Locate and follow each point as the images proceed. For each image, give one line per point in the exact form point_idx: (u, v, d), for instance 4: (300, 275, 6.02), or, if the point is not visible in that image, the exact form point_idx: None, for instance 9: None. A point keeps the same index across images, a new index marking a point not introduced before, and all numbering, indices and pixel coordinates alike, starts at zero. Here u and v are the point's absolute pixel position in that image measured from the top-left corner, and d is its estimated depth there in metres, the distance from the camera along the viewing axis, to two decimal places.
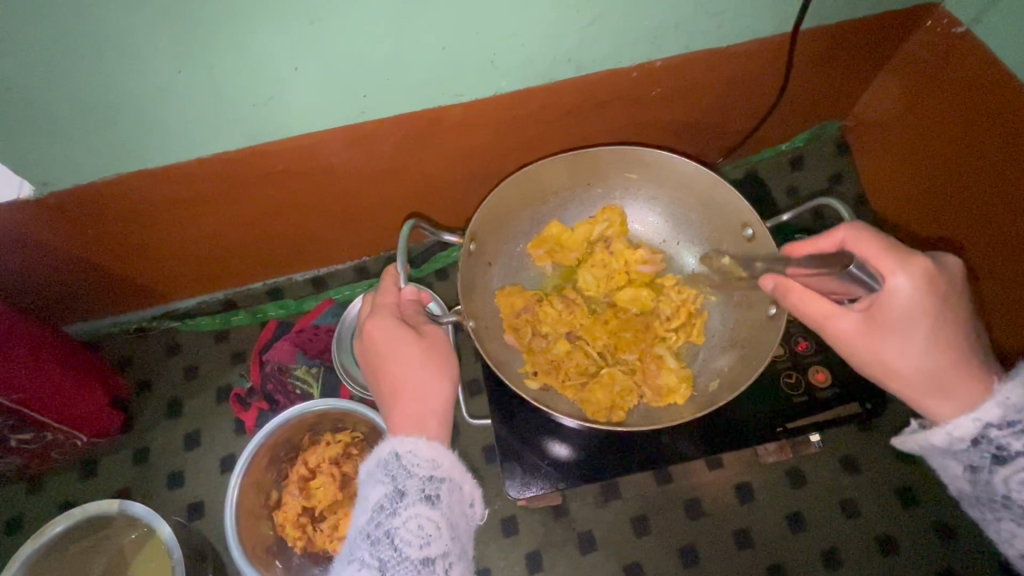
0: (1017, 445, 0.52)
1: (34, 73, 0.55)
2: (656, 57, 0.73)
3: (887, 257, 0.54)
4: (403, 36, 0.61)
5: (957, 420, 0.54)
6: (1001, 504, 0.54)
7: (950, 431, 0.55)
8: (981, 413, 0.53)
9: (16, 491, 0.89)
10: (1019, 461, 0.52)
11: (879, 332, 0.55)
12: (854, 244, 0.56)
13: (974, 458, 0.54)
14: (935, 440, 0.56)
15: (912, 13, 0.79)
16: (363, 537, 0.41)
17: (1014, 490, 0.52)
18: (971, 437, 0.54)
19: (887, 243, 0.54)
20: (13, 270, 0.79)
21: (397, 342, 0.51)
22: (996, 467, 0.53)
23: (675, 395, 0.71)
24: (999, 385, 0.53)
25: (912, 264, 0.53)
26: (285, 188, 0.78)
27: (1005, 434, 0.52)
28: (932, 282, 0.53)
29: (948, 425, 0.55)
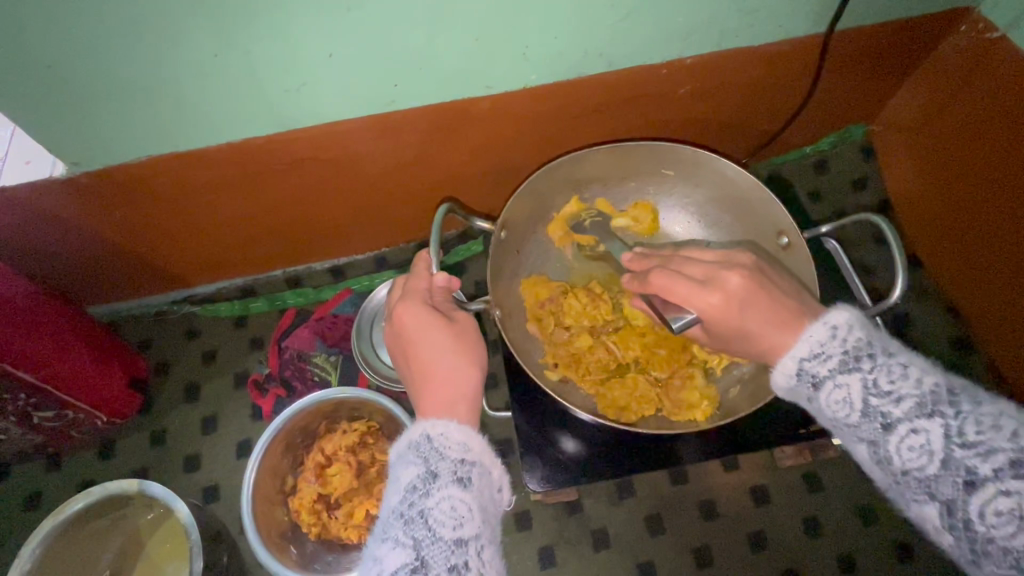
0: (826, 369, 0.50)
1: (75, 52, 0.56)
2: (686, 54, 0.73)
3: (688, 288, 0.55)
4: (439, 26, 0.61)
5: (781, 362, 0.52)
6: (835, 428, 0.51)
7: (782, 373, 0.52)
8: (794, 350, 0.51)
9: (35, 468, 0.90)
10: (829, 385, 0.49)
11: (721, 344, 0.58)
12: (656, 285, 0.57)
13: (803, 391, 0.52)
14: (774, 382, 0.53)
15: (945, 18, 0.78)
16: (397, 517, 0.42)
17: (835, 411, 0.50)
18: (794, 372, 0.51)
19: (687, 286, 0.55)
20: (40, 248, 0.80)
21: (429, 328, 0.53)
22: (817, 394, 0.50)
23: (696, 410, 0.70)
24: (810, 324, 0.51)
25: (702, 298, 0.54)
26: (312, 174, 0.79)
27: (814, 363, 0.50)
28: (732, 297, 0.53)
29: (777, 369, 0.52)
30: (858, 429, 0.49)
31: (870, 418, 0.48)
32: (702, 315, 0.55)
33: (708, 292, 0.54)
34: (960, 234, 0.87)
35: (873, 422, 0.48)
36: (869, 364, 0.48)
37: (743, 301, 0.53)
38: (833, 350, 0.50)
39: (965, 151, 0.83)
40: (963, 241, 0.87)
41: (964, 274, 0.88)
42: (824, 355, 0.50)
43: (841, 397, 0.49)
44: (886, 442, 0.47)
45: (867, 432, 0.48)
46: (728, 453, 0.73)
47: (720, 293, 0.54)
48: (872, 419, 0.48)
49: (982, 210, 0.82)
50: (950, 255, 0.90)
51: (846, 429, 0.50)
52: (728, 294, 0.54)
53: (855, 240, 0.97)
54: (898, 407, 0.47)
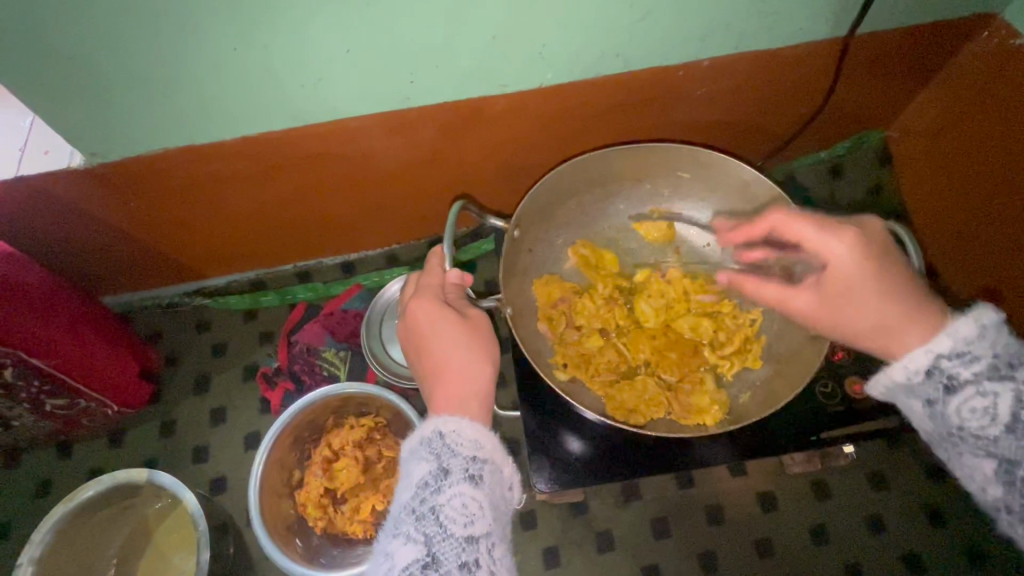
0: (970, 372, 0.49)
1: (96, 42, 0.56)
2: (704, 56, 0.73)
3: (821, 230, 0.54)
4: (456, 23, 0.61)
5: (911, 354, 0.51)
6: (958, 437, 0.50)
7: (906, 367, 0.51)
8: (933, 344, 0.50)
9: (46, 455, 0.91)
10: (971, 389, 0.49)
11: (831, 311, 0.55)
12: (785, 226, 0.56)
13: (928, 392, 0.51)
14: (893, 376, 0.52)
15: (966, 24, 0.77)
16: (408, 513, 0.42)
17: (969, 420, 0.49)
18: (926, 369, 0.51)
19: (818, 220, 0.54)
20: (56, 237, 0.81)
21: (445, 323, 0.53)
22: (948, 397, 0.50)
23: (706, 415, 0.69)
24: (949, 324, 0.51)
25: (844, 232, 0.53)
26: (326, 170, 0.79)
27: (956, 363, 0.49)
28: (860, 240, 0.53)
29: (903, 361, 0.52)
30: (995, 443, 0.48)
31: (1016, 434, 0.48)
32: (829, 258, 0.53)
33: (847, 234, 0.53)
34: (977, 242, 0.86)
35: (1021, 439, 0.47)
36: (1022, 375, 0.48)
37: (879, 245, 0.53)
38: (982, 352, 0.49)
39: (980, 159, 0.83)
40: (980, 250, 0.86)
41: (980, 284, 0.87)
42: (970, 357, 0.49)
43: (982, 406, 0.49)
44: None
45: (1007, 448, 0.48)
46: (735, 461, 0.72)
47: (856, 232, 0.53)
48: (1020, 436, 0.47)
49: (998, 218, 0.82)
50: (968, 265, 0.88)
51: (976, 441, 0.49)
52: (861, 238, 0.53)
53: None
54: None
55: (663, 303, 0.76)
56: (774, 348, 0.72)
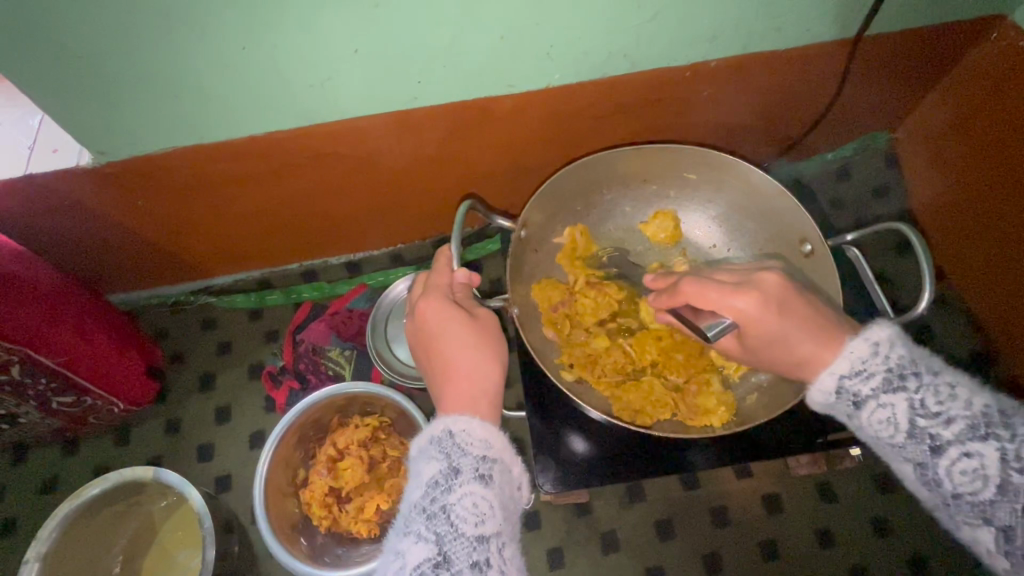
0: (869, 388, 0.50)
1: (106, 42, 0.56)
2: (711, 58, 0.73)
3: (723, 291, 0.55)
4: (464, 24, 0.61)
5: (819, 378, 0.53)
6: (880, 446, 0.52)
7: (818, 390, 0.53)
8: (834, 367, 0.52)
9: (52, 452, 0.91)
10: (872, 404, 0.50)
11: (756, 355, 0.57)
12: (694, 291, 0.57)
13: (843, 408, 0.53)
14: (812, 399, 0.54)
15: (973, 27, 0.77)
16: (419, 512, 0.42)
17: (880, 431, 0.50)
18: (834, 390, 0.52)
19: (720, 288, 0.56)
20: (63, 235, 0.81)
21: (453, 323, 0.53)
22: (858, 412, 0.51)
23: (712, 417, 0.69)
24: (847, 344, 0.52)
25: (747, 294, 0.54)
26: (333, 169, 0.79)
27: (855, 381, 0.51)
28: (766, 300, 0.54)
29: (814, 386, 0.53)
30: (903, 450, 0.49)
31: (916, 440, 0.48)
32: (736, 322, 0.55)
33: (748, 291, 0.55)
34: (979, 244, 0.86)
35: (921, 444, 0.48)
36: (914, 383, 0.49)
37: (783, 296, 0.54)
38: (876, 367, 0.50)
39: (985, 163, 0.83)
40: (983, 252, 0.86)
41: (986, 286, 0.87)
42: (867, 373, 0.50)
43: (886, 417, 0.50)
44: (935, 464, 0.48)
45: (914, 453, 0.49)
46: (743, 462, 0.72)
47: (756, 295, 0.54)
48: (920, 441, 0.48)
49: (1000, 220, 0.82)
50: (972, 267, 0.88)
51: (892, 450, 0.50)
52: (766, 294, 0.54)
53: (875, 250, 0.96)
54: (948, 429, 0.47)
55: None
56: None
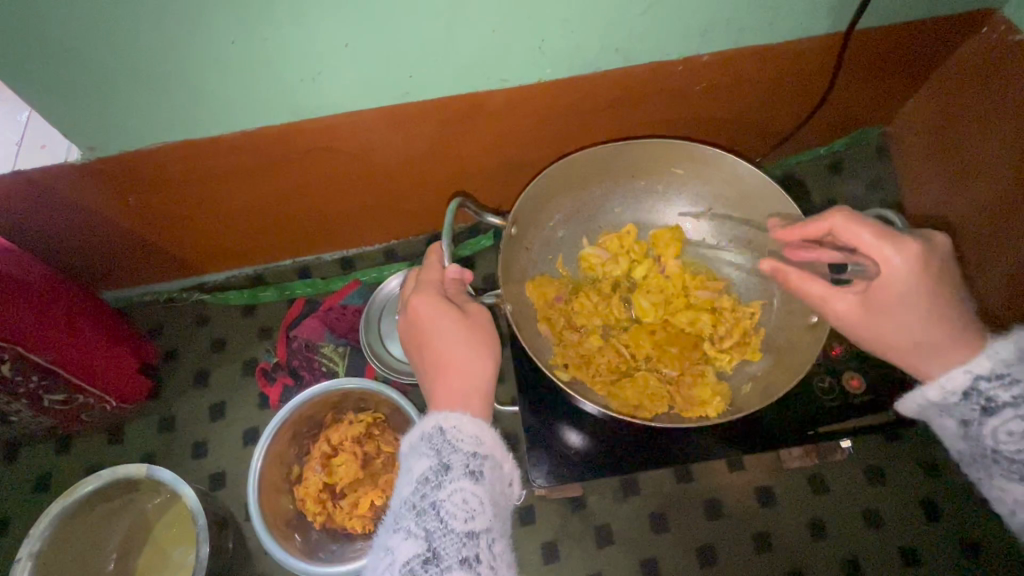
0: (1007, 396, 0.51)
1: (94, 36, 0.55)
2: (703, 52, 0.72)
3: (881, 239, 0.54)
4: (456, 17, 0.60)
5: (950, 373, 0.53)
6: (991, 459, 0.52)
7: (943, 386, 0.54)
8: (973, 366, 0.52)
9: (46, 449, 0.91)
10: (1007, 413, 0.50)
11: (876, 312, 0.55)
12: (845, 227, 0.55)
13: (964, 412, 0.53)
14: (929, 394, 0.55)
15: (967, 19, 0.77)
16: (409, 508, 0.42)
17: (1002, 443, 0.51)
18: (962, 390, 0.53)
19: (882, 230, 0.54)
20: (52, 231, 0.80)
21: (444, 319, 0.53)
22: (984, 419, 0.52)
23: (708, 407, 0.69)
24: (990, 346, 0.52)
25: (905, 246, 0.53)
26: (324, 164, 0.79)
27: (994, 386, 0.51)
28: (921, 262, 0.53)
29: (940, 380, 0.54)
30: None
31: None
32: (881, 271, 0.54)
33: (907, 246, 0.53)
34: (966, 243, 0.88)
35: None
36: None
37: (923, 264, 0.53)
38: (1020, 376, 0.50)
39: (976, 160, 0.83)
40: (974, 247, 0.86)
41: (974, 283, 0.87)
42: (1009, 380, 0.51)
43: (1018, 431, 0.50)
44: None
45: None
46: (743, 455, 0.72)
47: (912, 252, 0.53)
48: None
49: (992, 218, 0.82)
50: (964, 262, 0.88)
51: (1010, 465, 0.51)
52: (922, 255, 0.53)
53: None
54: None
55: (660, 298, 0.77)
56: (772, 340, 0.73)
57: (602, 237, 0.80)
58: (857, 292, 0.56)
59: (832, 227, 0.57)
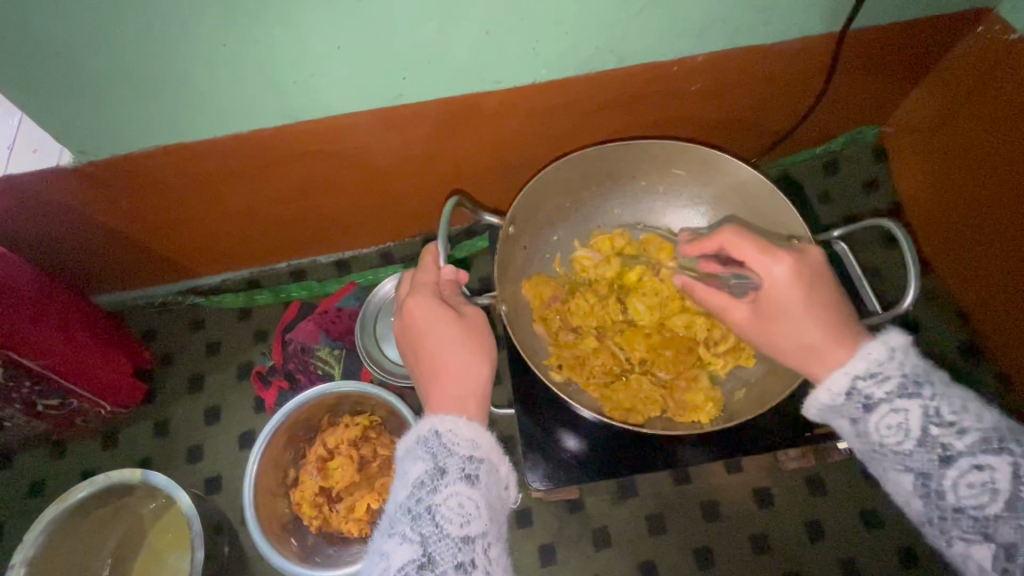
0: (882, 392, 0.49)
1: (85, 39, 0.55)
2: (698, 53, 0.72)
3: (761, 251, 0.54)
4: (450, 19, 0.60)
5: (833, 376, 0.51)
6: (880, 455, 0.50)
7: (829, 389, 0.51)
8: (850, 366, 0.50)
9: (38, 455, 0.90)
10: (885, 407, 0.48)
11: (765, 323, 0.56)
12: (732, 243, 0.56)
13: (851, 412, 0.51)
14: (817, 399, 0.52)
15: (961, 18, 0.77)
16: (404, 513, 0.41)
17: (886, 437, 0.48)
18: (845, 391, 0.50)
19: (761, 243, 0.54)
20: (44, 236, 0.80)
21: (440, 321, 0.53)
22: (867, 416, 0.49)
23: (700, 413, 0.70)
24: (863, 343, 0.51)
25: (780, 257, 0.53)
26: (320, 167, 0.78)
27: (869, 384, 0.49)
28: (800, 271, 0.53)
29: (826, 384, 0.51)
30: (911, 458, 0.47)
31: (926, 448, 0.47)
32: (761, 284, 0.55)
33: (783, 257, 0.53)
34: (962, 243, 0.88)
35: (932, 452, 0.46)
36: (930, 392, 0.47)
37: (801, 274, 0.53)
38: (891, 371, 0.49)
39: (972, 159, 0.83)
40: (970, 245, 0.86)
41: (971, 282, 0.87)
42: (882, 376, 0.49)
43: (897, 423, 0.48)
44: (942, 475, 0.46)
45: (921, 462, 0.47)
46: (734, 459, 0.72)
47: (790, 262, 0.53)
48: (930, 449, 0.46)
49: (988, 218, 0.82)
50: (960, 261, 0.88)
51: (895, 458, 0.48)
52: (799, 266, 0.53)
53: (864, 244, 0.96)
54: (961, 439, 0.45)
55: (658, 300, 0.75)
56: None
57: (593, 238, 0.80)
58: (748, 302, 0.57)
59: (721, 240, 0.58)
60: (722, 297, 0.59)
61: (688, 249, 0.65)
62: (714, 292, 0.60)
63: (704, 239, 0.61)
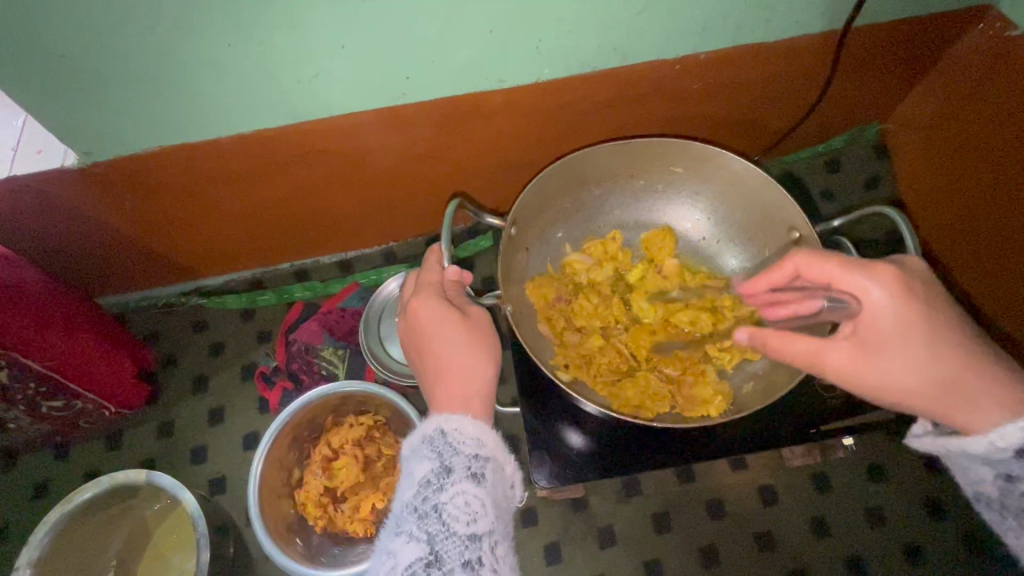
0: None
1: (89, 40, 0.55)
2: (701, 51, 0.72)
3: (853, 271, 0.51)
4: (453, 18, 0.60)
5: (1004, 431, 0.48)
6: None
7: (992, 442, 0.48)
8: None
9: (43, 457, 0.91)
10: None
11: (873, 357, 0.51)
12: (810, 267, 0.53)
13: (1011, 467, 0.48)
14: (973, 447, 0.49)
15: (962, 16, 0.77)
16: (410, 511, 0.41)
17: None
18: (1015, 447, 0.47)
19: (847, 262, 0.51)
20: (49, 237, 0.80)
21: (444, 322, 0.53)
22: None
23: (709, 406, 0.69)
24: None
25: (879, 274, 0.50)
26: (323, 167, 0.78)
27: None
28: (903, 287, 0.50)
29: (990, 436, 0.48)
30: None
31: None
32: (864, 311, 0.51)
33: (882, 275, 0.50)
34: (970, 241, 0.87)
35: None
36: None
37: (907, 290, 0.50)
38: None
39: (976, 156, 0.83)
40: (977, 242, 0.85)
41: (980, 280, 0.86)
42: None
43: None
44: None
45: None
46: (750, 452, 0.72)
47: (890, 279, 0.50)
48: None
49: (995, 215, 0.82)
50: (968, 258, 0.88)
51: None
52: (900, 280, 0.50)
53: (868, 241, 0.96)
54: None
55: (661, 301, 0.76)
56: None
57: (586, 242, 0.80)
58: (846, 338, 0.53)
59: (796, 265, 0.54)
60: (809, 340, 0.53)
61: (754, 285, 0.59)
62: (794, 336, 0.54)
63: (771, 271, 0.56)
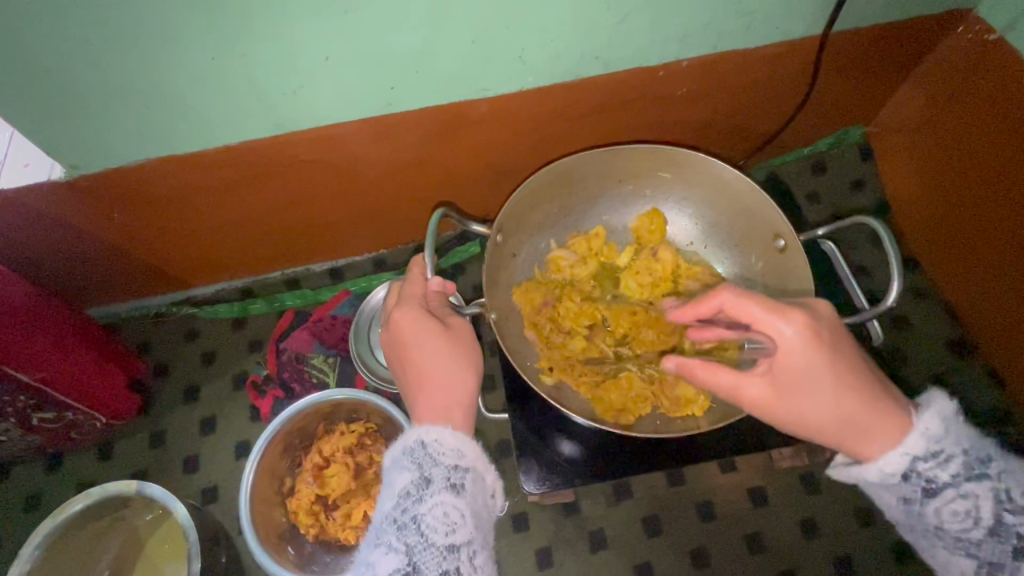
0: (947, 475, 0.48)
1: (74, 56, 0.56)
2: (683, 58, 0.73)
3: (771, 313, 0.50)
4: (435, 29, 0.61)
5: (888, 457, 0.49)
6: (934, 535, 0.49)
7: (882, 468, 0.50)
8: (907, 445, 0.49)
9: (35, 469, 0.91)
10: (950, 492, 0.48)
11: (785, 396, 0.52)
12: (733, 306, 0.51)
13: (907, 491, 0.50)
14: (867, 475, 0.51)
15: (941, 20, 0.78)
16: (390, 522, 0.42)
17: (946, 521, 0.48)
18: (901, 472, 0.49)
19: (768, 302, 0.50)
20: (38, 250, 0.80)
21: (426, 332, 0.53)
22: (927, 499, 0.49)
23: (693, 405, 0.69)
24: (913, 414, 0.50)
25: (794, 316, 0.49)
26: (310, 177, 0.79)
27: (933, 466, 0.48)
28: (814, 329, 0.50)
29: (878, 463, 0.50)
30: (976, 546, 0.47)
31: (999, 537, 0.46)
32: (778, 352, 0.50)
33: (795, 316, 0.50)
34: (953, 246, 0.88)
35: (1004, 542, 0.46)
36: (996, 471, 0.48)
37: (817, 333, 0.50)
38: (952, 450, 0.48)
39: (959, 158, 0.84)
40: (959, 246, 0.86)
41: (962, 284, 0.87)
42: (944, 456, 0.48)
43: (963, 509, 0.47)
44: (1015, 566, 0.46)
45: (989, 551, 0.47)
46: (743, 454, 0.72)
47: (802, 320, 0.50)
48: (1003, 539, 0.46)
49: (978, 220, 0.82)
50: (952, 261, 0.88)
51: (954, 541, 0.48)
52: (813, 323, 0.50)
53: (854, 243, 0.97)
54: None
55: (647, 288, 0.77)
56: None
57: (572, 238, 0.80)
58: (764, 376, 0.52)
59: (722, 303, 0.52)
60: (730, 374, 0.53)
61: (678, 318, 0.59)
62: (718, 368, 0.54)
63: (696, 305, 0.55)
